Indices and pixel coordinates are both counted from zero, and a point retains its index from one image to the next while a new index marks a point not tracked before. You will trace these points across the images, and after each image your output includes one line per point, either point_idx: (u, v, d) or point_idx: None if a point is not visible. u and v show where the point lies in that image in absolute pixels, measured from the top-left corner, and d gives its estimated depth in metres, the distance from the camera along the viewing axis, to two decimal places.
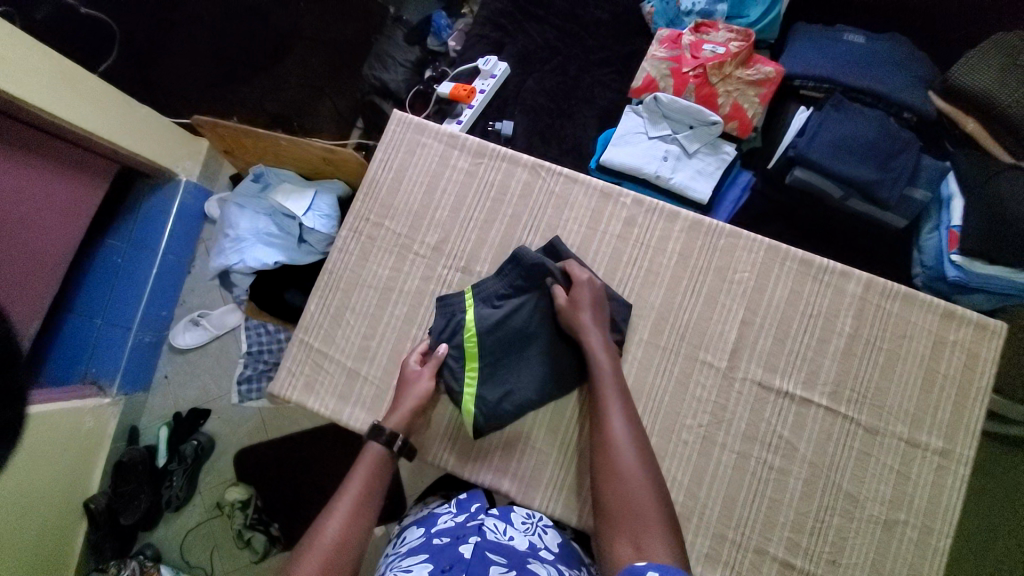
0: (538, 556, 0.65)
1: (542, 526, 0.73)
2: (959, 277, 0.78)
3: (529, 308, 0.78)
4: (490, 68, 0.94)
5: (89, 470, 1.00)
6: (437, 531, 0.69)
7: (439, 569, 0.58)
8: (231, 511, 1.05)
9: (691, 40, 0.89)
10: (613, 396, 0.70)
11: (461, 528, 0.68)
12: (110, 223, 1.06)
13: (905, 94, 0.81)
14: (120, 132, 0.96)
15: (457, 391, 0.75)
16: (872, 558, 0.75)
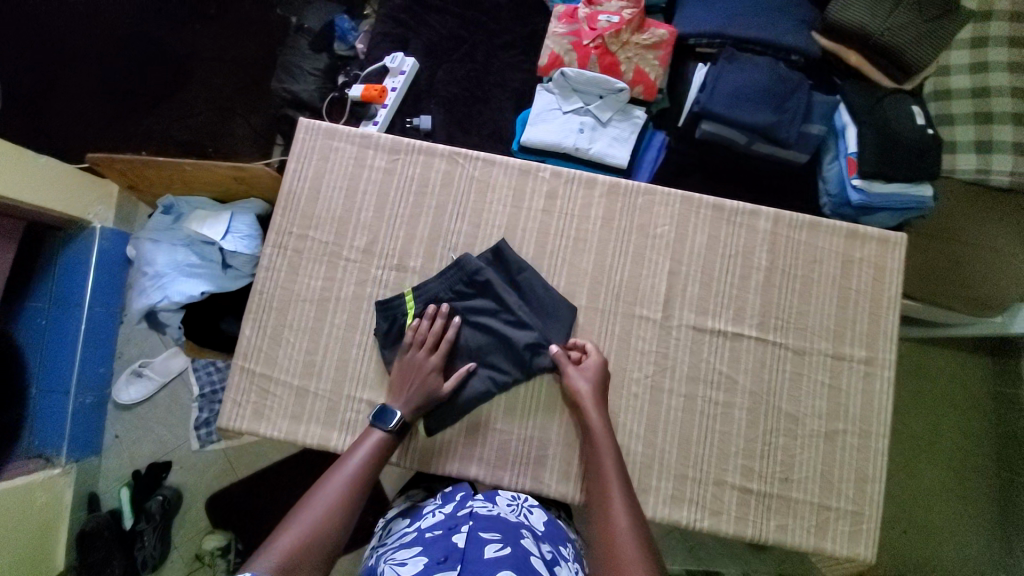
0: (529, 530, 0.70)
1: (528, 506, 0.76)
2: (862, 198, 1.05)
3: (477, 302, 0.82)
4: (398, 66, 1.18)
5: (50, 546, 1.21)
6: (426, 524, 0.72)
7: (434, 561, 0.61)
8: (213, 558, 1.28)
9: (586, 13, 1.12)
10: (611, 465, 0.72)
11: (450, 516, 0.72)
12: (33, 286, 1.27)
13: (786, 39, 1.10)
14: (34, 195, 1.20)
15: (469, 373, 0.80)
16: (821, 465, 0.82)
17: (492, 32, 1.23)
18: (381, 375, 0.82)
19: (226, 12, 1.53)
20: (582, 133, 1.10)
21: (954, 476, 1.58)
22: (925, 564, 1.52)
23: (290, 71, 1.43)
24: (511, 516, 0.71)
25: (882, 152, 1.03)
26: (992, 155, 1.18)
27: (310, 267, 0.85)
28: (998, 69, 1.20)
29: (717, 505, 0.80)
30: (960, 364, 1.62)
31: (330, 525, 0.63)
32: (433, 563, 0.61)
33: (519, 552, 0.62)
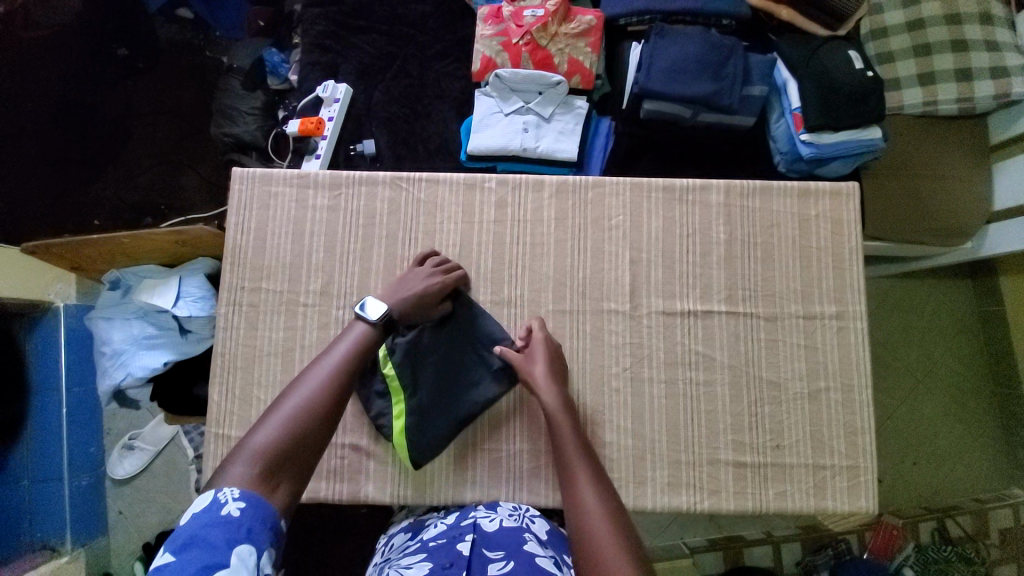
0: (531, 533, 0.70)
1: (530, 516, 0.75)
2: (814, 151, 1.04)
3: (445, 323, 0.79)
4: (331, 94, 1.14)
5: None
6: (429, 534, 0.72)
7: (439, 567, 0.63)
8: None
9: (510, 11, 1.09)
10: (570, 440, 0.68)
11: (454, 526, 0.73)
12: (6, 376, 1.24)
13: (714, 5, 1.09)
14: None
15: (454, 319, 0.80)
16: (810, 428, 0.82)
17: (423, 43, 1.20)
18: (360, 416, 0.81)
19: (153, 66, 1.49)
20: (527, 133, 1.09)
21: (953, 401, 1.62)
22: (938, 491, 1.57)
23: (227, 115, 1.39)
24: (513, 522, 0.72)
25: (823, 103, 1.02)
26: (936, 85, 1.18)
27: (269, 320, 0.83)
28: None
29: (715, 484, 0.81)
30: (942, 292, 1.65)
31: (311, 425, 0.58)
32: (438, 569, 0.63)
33: (522, 559, 0.63)
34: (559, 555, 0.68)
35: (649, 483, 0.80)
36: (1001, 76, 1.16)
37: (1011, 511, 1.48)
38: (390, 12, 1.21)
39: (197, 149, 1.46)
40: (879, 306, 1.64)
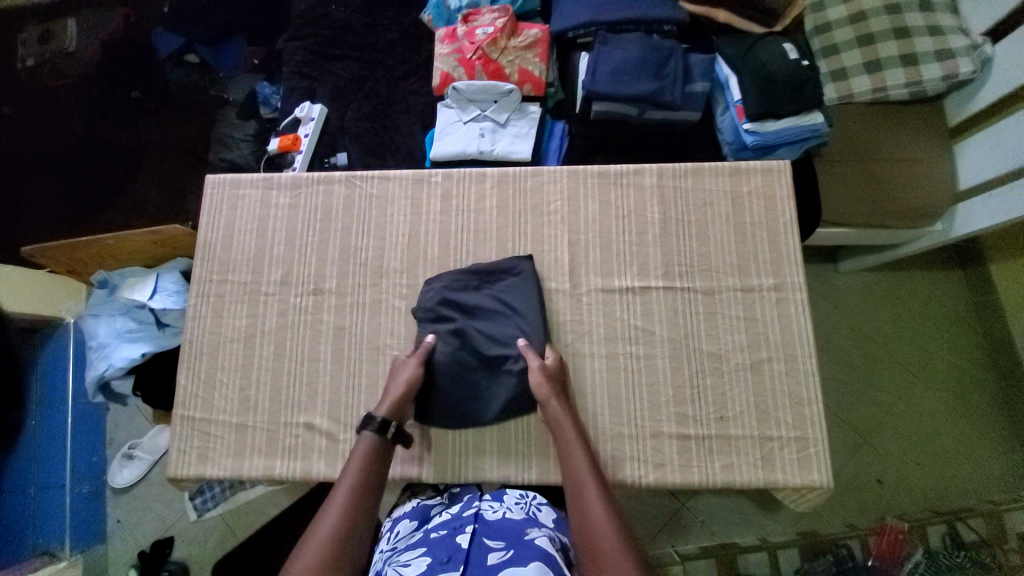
0: (536, 522, 0.72)
1: (536, 504, 0.77)
2: (757, 138, 1.08)
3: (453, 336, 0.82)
4: (307, 113, 1.23)
5: None
6: (434, 524, 0.74)
7: (437, 561, 0.64)
8: None
9: (465, 30, 1.18)
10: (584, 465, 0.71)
11: (456, 517, 0.74)
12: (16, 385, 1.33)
13: (654, 14, 1.17)
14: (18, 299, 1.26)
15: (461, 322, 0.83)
16: (751, 397, 0.82)
17: (391, 65, 1.30)
18: (313, 397, 0.85)
19: (163, 103, 1.65)
20: (484, 137, 1.16)
21: (954, 394, 1.55)
22: (948, 494, 1.49)
23: (223, 142, 1.52)
24: (518, 513, 0.73)
25: (761, 94, 1.06)
26: (884, 71, 1.18)
27: (234, 308, 0.90)
28: None
29: (659, 458, 0.81)
30: (932, 284, 1.61)
31: (352, 528, 0.64)
32: (436, 564, 0.64)
33: (524, 548, 0.64)
34: (562, 543, 0.70)
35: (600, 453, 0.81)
36: (948, 58, 1.17)
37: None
38: (362, 40, 1.31)
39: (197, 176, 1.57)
40: (867, 301, 1.60)
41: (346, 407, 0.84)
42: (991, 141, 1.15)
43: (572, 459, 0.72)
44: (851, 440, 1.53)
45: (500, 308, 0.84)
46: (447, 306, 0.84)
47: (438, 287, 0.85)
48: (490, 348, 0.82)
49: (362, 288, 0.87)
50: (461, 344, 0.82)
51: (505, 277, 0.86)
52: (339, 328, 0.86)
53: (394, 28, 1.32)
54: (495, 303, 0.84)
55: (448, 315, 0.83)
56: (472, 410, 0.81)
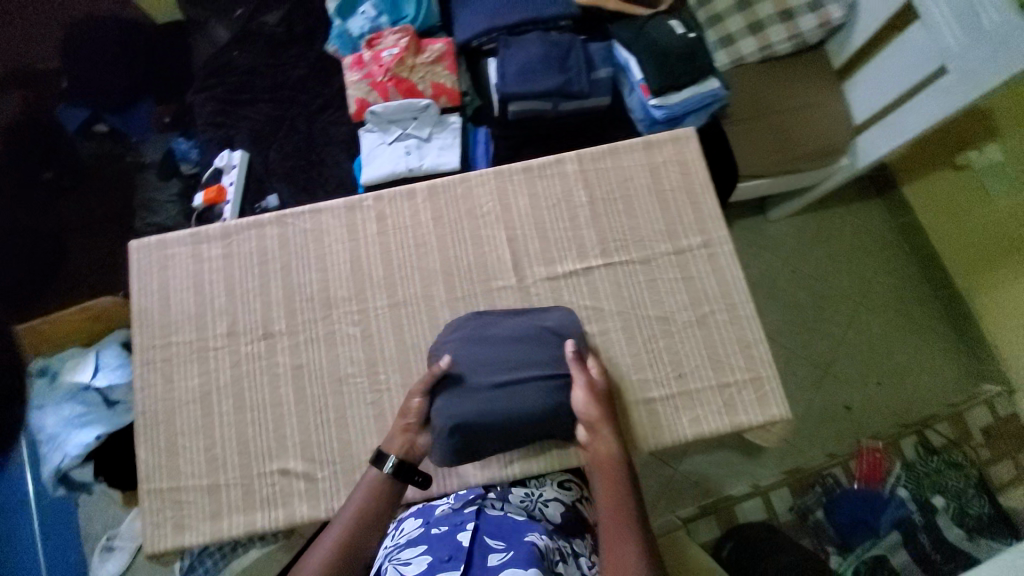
0: (536, 522, 0.76)
1: (540, 500, 0.84)
2: (664, 110, 1.15)
3: (491, 340, 0.82)
4: (228, 162, 1.22)
5: None
6: (437, 518, 0.78)
7: (438, 561, 0.69)
8: None
9: (370, 55, 1.20)
10: (623, 504, 0.70)
11: (458, 512, 0.78)
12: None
13: (549, 12, 1.22)
14: None
15: (491, 328, 0.82)
16: (703, 349, 0.87)
17: (306, 100, 1.30)
18: (283, 441, 0.84)
19: (79, 183, 1.57)
20: (410, 155, 1.18)
21: (897, 312, 1.67)
22: (911, 407, 1.61)
23: (148, 207, 1.48)
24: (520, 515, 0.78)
25: (659, 70, 1.13)
26: (766, 30, 1.28)
27: (184, 370, 0.87)
28: None
29: (631, 424, 0.84)
30: (857, 216, 1.72)
31: (343, 552, 0.69)
32: (438, 562, 0.68)
33: (520, 552, 0.68)
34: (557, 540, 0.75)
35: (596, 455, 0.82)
36: (819, 8, 1.26)
37: (985, 409, 1.55)
38: (272, 81, 1.32)
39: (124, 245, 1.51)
40: (802, 244, 1.71)
41: (319, 443, 0.83)
42: (877, 74, 1.22)
43: (608, 492, 0.72)
44: (816, 374, 1.63)
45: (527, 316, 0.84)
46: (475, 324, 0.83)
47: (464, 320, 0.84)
48: (520, 357, 0.80)
49: (313, 324, 0.87)
50: (500, 350, 0.81)
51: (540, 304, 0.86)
52: (297, 367, 0.85)
53: (302, 64, 1.33)
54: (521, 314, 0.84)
55: (476, 326, 0.83)
56: (496, 419, 0.76)
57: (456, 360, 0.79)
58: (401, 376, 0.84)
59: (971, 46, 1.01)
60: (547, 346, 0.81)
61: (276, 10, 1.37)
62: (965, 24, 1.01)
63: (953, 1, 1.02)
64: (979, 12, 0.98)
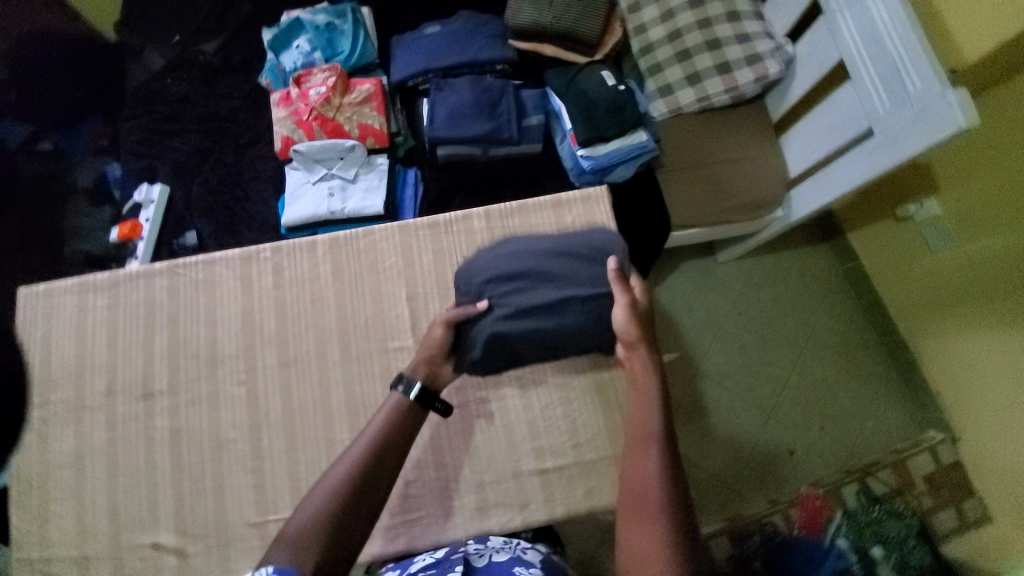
0: (523, 560, 0.68)
1: (522, 547, 0.73)
2: (592, 161, 1.14)
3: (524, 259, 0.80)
4: (147, 196, 1.19)
5: None
6: (418, 567, 0.70)
7: None
8: None
9: (297, 92, 1.18)
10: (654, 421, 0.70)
11: (442, 561, 0.70)
12: None
13: (485, 54, 1.20)
14: None
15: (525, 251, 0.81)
16: (604, 421, 0.81)
17: (235, 133, 1.26)
18: (156, 511, 0.79)
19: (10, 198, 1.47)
20: (333, 196, 1.15)
21: (844, 358, 1.59)
22: (856, 452, 1.51)
23: (76, 235, 1.43)
24: (503, 557, 0.69)
25: (586, 121, 1.12)
26: (703, 82, 1.25)
27: (61, 430, 0.84)
28: (681, 11, 1.26)
29: (524, 497, 0.79)
30: (803, 260, 1.68)
31: (352, 498, 0.63)
32: None
33: None
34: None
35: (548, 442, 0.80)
36: (756, 61, 1.23)
37: (928, 455, 1.43)
38: (202, 111, 1.27)
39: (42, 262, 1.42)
40: (747, 285, 1.68)
41: (192, 514, 0.79)
42: (805, 132, 1.22)
43: (642, 425, 0.71)
44: (758, 417, 1.55)
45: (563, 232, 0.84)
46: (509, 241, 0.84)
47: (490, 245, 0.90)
48: (565, 272, 0.78)
49: (196, 382, 0.83)
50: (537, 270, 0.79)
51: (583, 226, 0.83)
52: (175, 431, 0.82)
53: (235, 94, 1.29)
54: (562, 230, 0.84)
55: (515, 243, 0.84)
56: (539, 327, 0.76)
57: (478, 275, 0.80)
58: (283, 442, 0.80)
59: (896, 112, 0.94)
60: (588, 267, 0.79)
61: (215, 39, 1.34)
62: (890, 89, 0.95)
63: (879, 64, 0.96)
64: (903, 77, 0.91)
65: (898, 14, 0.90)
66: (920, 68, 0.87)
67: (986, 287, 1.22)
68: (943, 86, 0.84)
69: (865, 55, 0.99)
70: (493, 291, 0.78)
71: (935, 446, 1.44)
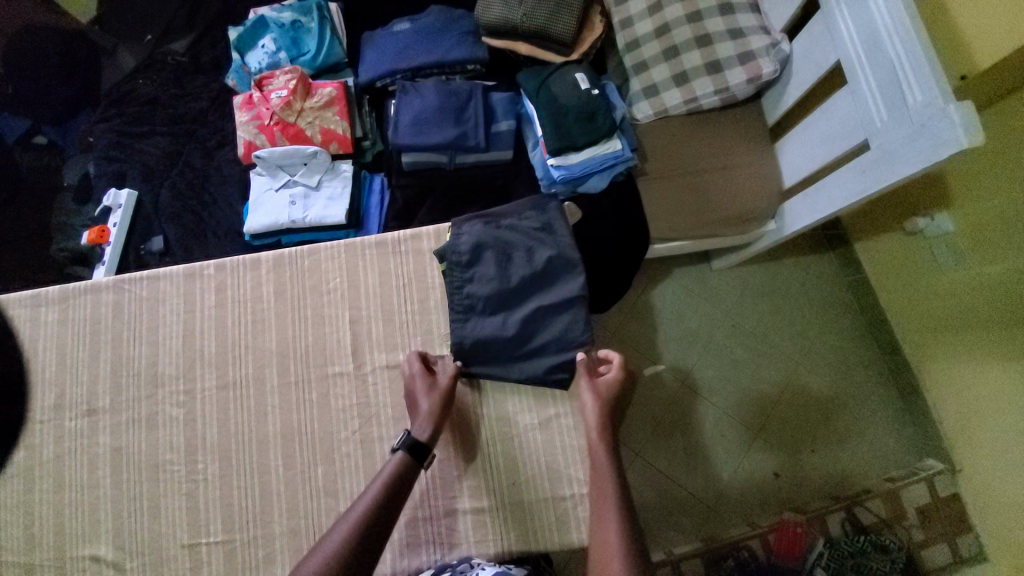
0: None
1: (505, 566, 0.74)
2: (564, 171, 1.07)
3: (494, 266, 0.83)
4: (114, 201, 1.19)
5: None
6: None
7: None
8: None
9: (260, 96, 1.14)
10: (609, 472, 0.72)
11: None
12: None
13: (453, 54, 1.14)
14: None
15: (499, 263, 0.84)
16: (542, 457, 0.81)
17: (204, 136, 1.25)
18: (96, 526, 0.80)
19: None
20: (295, 205, 1.12)
21: (843, 377, 1.48)
22: (846, 476, 1.42)
23: None
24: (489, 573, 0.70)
25: (556, 128, 1.05)
26: (692, 82, 1.14)
27: (9, 440, 0.85)
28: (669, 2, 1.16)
29: (455, 535, 0.78)
30: (805, 270, 1.56)
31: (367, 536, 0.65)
32: None
33: None
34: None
35: (494, 467, 0.80)
36: (749, 60, 1.12)
37: (925, 485, 1.31)
38: (170, 113, 1.26)
39: (12, 257, 1.30)
40: (744, 295, 1.55)
41: (130, 531, 0.80)
42: (801, 140, 1.11)
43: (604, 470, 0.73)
44: (746, 434, 1.44)
45: (535, 238, 0.85)
46: (483, 246, 0.84)
47: (477, 228, 0.85)
48: (534, 291, 0.84)
49: (137, 402, 0.84)
50: (504, 275, 0.83)
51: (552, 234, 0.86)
52: (116, 449, 0.83)
53: (204, 96, 1.28)
54: (529, 235, 0.86)
55: (488, 245, 0.84)
56: (499, 334, 0.81)
57: (454, 285, 0.83)
58: (219, 465, 0.81)
59: (893, 126, 0.84)
60: (550, 287, 0.84)
61: (183, 38, 1.34)
62: (889, 100, 0.85)
63: (878, 70, 0.85)
64: (903, 92, 0.81)
65: (901, 15, 0.79)
66: (921, 80, 0.77)
67: (998, 314, 1.11)
68: (947, 101, 0.74)
69: (864, 59, 0.88)
70: (460, 297, 0.82)
71: (933, 476, 1.32)
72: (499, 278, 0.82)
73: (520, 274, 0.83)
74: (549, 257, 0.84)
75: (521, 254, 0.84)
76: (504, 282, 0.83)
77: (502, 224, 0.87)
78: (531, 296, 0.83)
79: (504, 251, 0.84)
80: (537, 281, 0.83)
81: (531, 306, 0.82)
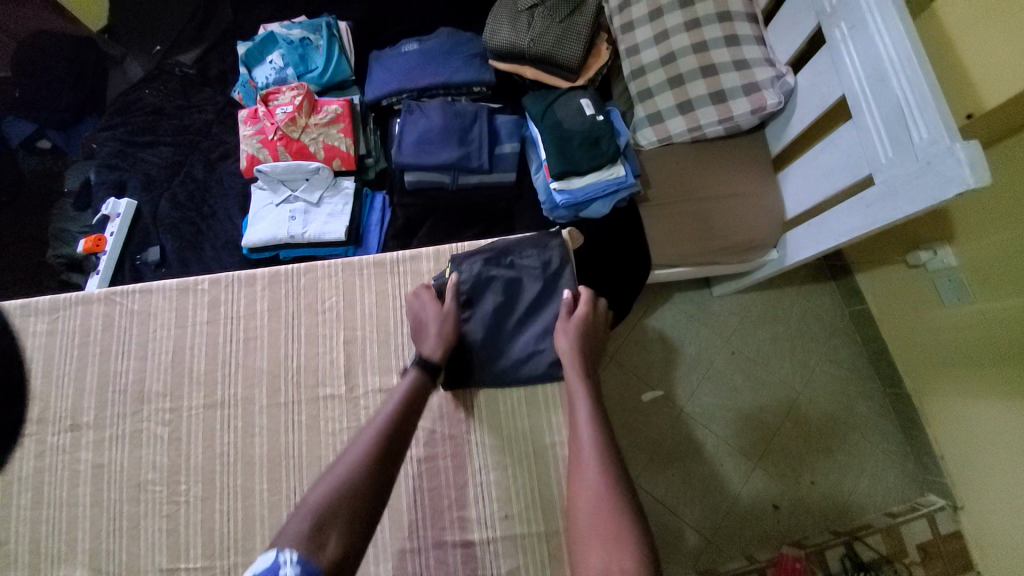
0: None
1: None
2: (567, 195, 1.06)
3: (492, 308, 0.81)
4: (113, 210, 1.18)
5: None
6: None
7: None
8: None
9: (265, 111, 1.14)
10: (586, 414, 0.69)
11: None
12: None
13: (459, 76, 1.14)
14: None
15: (498, 303, 0.82)
16: (535, 490, 0.78)
17: (207, 148, 1.25)
18: (73, 547, 0.77)
19: None
20: (294, 220, 1.11)
21: (844, 407, 1.46)
22: (846, 510, 1.38)
23: None
24: None
25: (561, 153, 1.05)
26: (696, 110, 1.14)
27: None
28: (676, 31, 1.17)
29: (443, 569, 0.75)
30: (807, 299, 1.55)
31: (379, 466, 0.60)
32: None
33: None
34: None
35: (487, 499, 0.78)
36: (754, 90, 1.12)
37: (926, 522, 1.29)
38: (176, 124, 1.27)
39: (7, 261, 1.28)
40: (744, 321, 1.54)
41: (107, 553, 0.77)
42: (805, 171, 1.11)
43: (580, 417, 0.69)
44: (744, 464, 1.42)
45: (535, 280, 0.83)
46: (483, 284, 0.83)
47: (477, 266, 0.82)
48: (531, 333, 0.82)
49: (123, 418, 0.82)
50: (501, 316, 0.82)
51: (554, 274, 0.84)
52: (98, 466, 0.80)
53: (209, 109, 1.29)
54: (530, 276, 0.84)
55: (488, 287, 0.82)
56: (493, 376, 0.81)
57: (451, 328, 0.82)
58: (202, 488, 0.79)
59: (898, 161, 0.84)
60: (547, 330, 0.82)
61: (191, 51, 1.35)
62: (894, 135, 0.85)
63: (883, 105, 0.86)
64: (909, 127, 0.81)
65: (906, 53, 0.80)
66: (926, 116, 0.77)
67: (1002, 349, 1.10)
68: (953, 139, 0.73)
69: (868, 91, 0.89)
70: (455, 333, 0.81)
71: (935, 513, 1.29)
72: (495, 321, 0.81)
73: (516, 318, 0.82)
74: (546, 302, 0.83)
75: (520, 292, 0.83)
76: (501, 324, 0.82)
77: (505, 261, 0.84)
78: (524, 335, 0.83)
79: (504, 292, 0.82)
80: (533, 323, 0.83)
81: (526, 345, 0.82)
